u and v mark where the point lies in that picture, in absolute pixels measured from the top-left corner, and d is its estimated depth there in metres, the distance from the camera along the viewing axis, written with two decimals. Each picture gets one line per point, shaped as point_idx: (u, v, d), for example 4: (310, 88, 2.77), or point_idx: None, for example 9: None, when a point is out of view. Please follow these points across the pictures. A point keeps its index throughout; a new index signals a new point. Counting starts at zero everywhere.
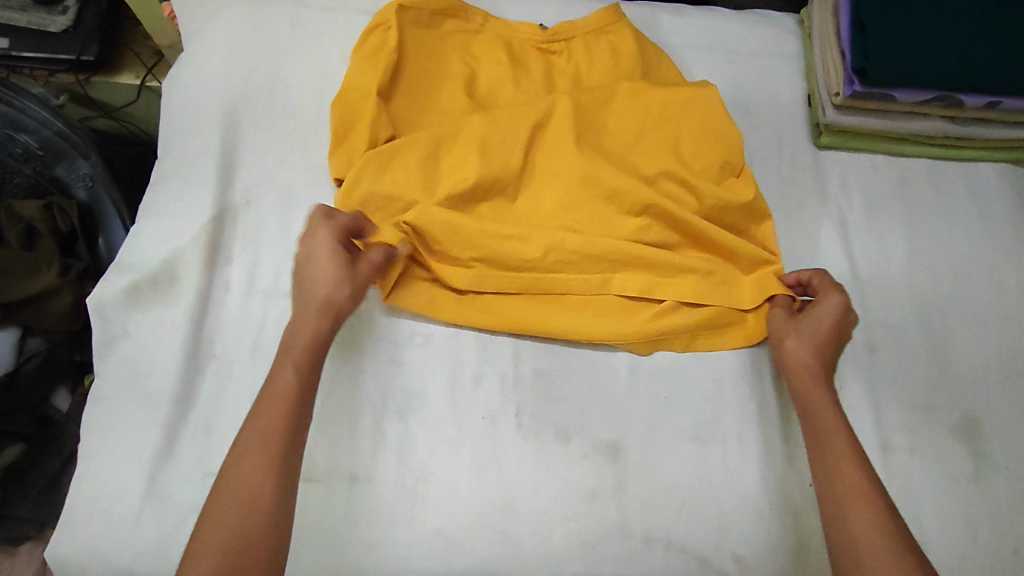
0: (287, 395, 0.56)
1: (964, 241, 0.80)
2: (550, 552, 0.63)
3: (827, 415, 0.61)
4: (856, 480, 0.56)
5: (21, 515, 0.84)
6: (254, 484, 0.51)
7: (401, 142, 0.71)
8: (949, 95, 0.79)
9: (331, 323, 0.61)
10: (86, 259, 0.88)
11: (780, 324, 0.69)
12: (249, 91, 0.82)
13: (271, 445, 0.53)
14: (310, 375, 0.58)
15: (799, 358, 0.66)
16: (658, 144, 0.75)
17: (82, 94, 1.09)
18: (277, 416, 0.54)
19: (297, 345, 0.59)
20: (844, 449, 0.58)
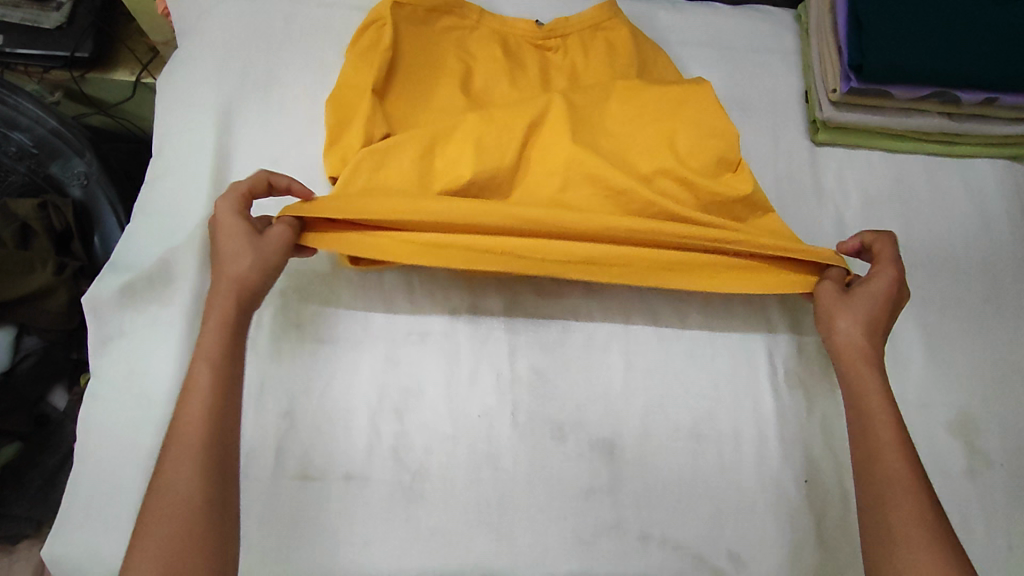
0: (204, 390, 0.53)
1: (961, 238, 0.80)
2: (546, 549, 0.63)
3: (875, 400, 0.60)
4: (900, 472, 0.55)
5: (19, 513, 0.84)
6: (183, 487, 0.49)
7: (395, 139, 0.71)
8: (946, 92, 0.79)
9: (237, 301, 0.58)
10: (82, 258, 0.88)
11: (830, 300, 0.66)
12: (244, 89, 0.81)
13: (195, 444, 0.51)
14: (228, 367, 0.55)
15: (850, 336, 0.63)
16: (655, 140, 0.75)
17: (77, 91, 1.08)
18: (198, 412, 0.52)
19: (208, 339, 0.56)
20: (884, 441, 0.57)
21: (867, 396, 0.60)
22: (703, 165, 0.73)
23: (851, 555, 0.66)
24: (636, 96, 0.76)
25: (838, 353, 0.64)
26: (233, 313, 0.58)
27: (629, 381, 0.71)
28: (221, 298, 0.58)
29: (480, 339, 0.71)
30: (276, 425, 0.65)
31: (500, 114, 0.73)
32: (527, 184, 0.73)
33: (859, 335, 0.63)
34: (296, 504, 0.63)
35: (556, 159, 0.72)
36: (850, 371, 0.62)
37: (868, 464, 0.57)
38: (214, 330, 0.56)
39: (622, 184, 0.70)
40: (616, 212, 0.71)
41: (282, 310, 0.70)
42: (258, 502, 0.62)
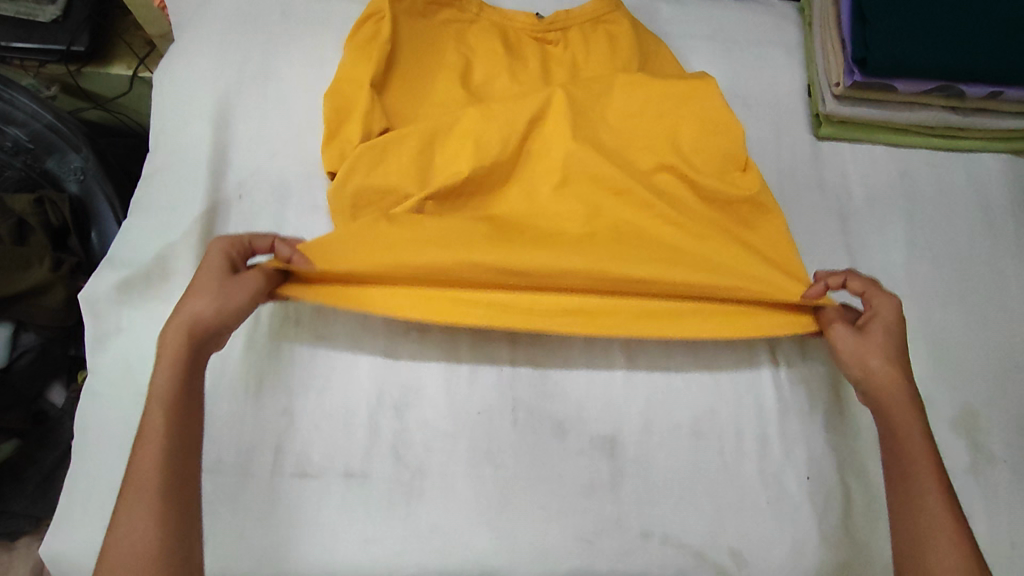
0: (160, 432, 0.51)
1: (965, 234, 0.80)
2: (547, 547, 0.63)
3: (914, 441, 0.58)
4: (942, 517, 0.53)
5: (17, 510, 0.84)
6: (135, 542, 0.47)
7: (394, 134, 0.70)
8: (950, 86, 0.78)
9: (188, 337, 0.55)
10: (80, 254, 0.88)
11: (851, 339, 0.63)
12: (242, 83, 0.81)
13: (147, 494, 0.48)
14: (185, 411, 0.53)
15: (881, 378, 0.61)
16: (661, 145, 0.74)
17: (74, 85, 1.07)
18: (153, 459, 0.50)
19: (159, 385, 0.53)
20: (921, 483, 0.55)
21: (904, 437, 0.58)
22: (708, 165, 0.73)
23: (854, 552, 0.65)
24: (640, 89, 0.75)
25: (872, 394, 0.62)
26: (184, 354, 0.55)
27: (629, 377, 0.70)
28: (171, 335, 0.55)
29: (480, 335, 0.71)
30: (276, 422, 0.65)
31: (501, 118, 0.72)
32: (530, 194, 0.71)
33: (890, 373, 0.61)
34: (296, 501, 0.63)
35: (561, 172, 0.71)
36: (886, 408, 0.60)
37: (908, 508, 0.55)
38: (166, 371, 0.54)
39: (628, 200, 0.70)
40: (624, 225, 0.70)
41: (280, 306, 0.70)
42: (260, 497, 0.63)
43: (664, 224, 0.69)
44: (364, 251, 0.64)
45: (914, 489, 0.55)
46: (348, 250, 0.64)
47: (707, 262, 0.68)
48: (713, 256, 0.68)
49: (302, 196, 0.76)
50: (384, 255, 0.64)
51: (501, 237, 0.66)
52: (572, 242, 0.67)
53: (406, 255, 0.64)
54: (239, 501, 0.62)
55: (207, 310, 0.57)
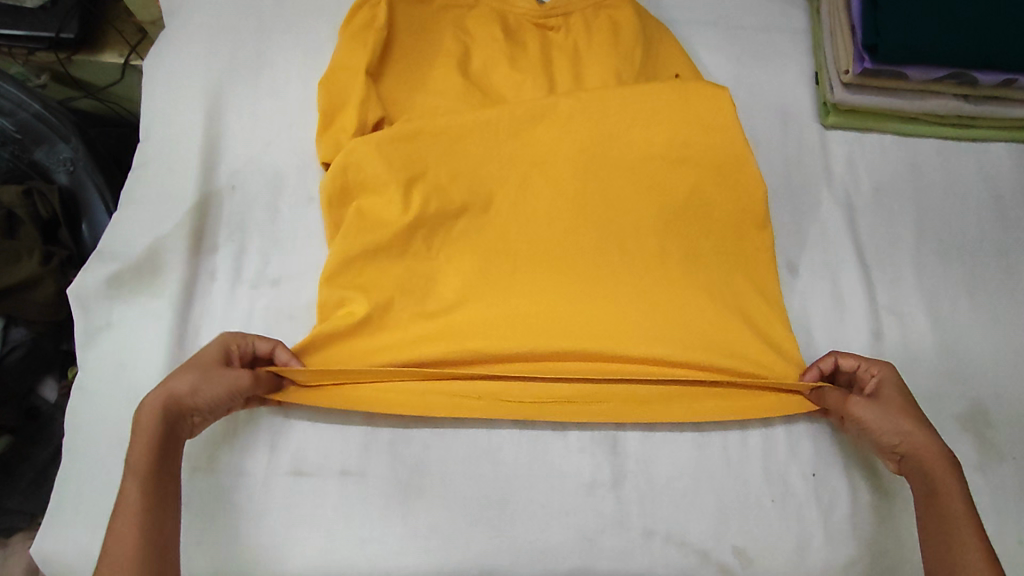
0: (134, 503, 0.51)
1: (975, 225, 0.78)
2: (549, 546, 0.62)
3: (956, 500, 0.56)
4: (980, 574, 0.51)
5: (11, 507, 0.83)
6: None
7: (387, 132, 0.69)
8: (963, 73, 0.76)
9: (162, 412, 0.55)
10: (70, 246, 0.86)
11: (875, 406, 0.61)
12: (235, 72, 0.78)
13: (122, 560, 0.48)
14: (161, 481, 0.53)
15: (920, 441, 0.59)
16: (672, 191, 0.71)
17: (64, 73, 1.05)
18: (129, 526, 0.50)
19: (135, 457, 0.53)
20: (961, 539, 0.54)
21: (944, 493, 0.56)
22: (720, 216, 0.71)
23: (861, 550, 0.63)
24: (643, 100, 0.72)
25: (915, 459, 0.59)
26: (158, 430, 0.55)
27: None
28: (146, 411, 0.55)
29: None
30: (271, 419, 0.64)
31: (506, 173, 0.71)
32: (535, 257, 0.69)
33: (925, 435, 0.59)
34: (290, 499, 0.62)
35: (565, 234, 0.69)
36: (927, 467, 0.58)
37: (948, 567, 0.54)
38: (141, 443, 0.54)
39: (635, 265, 0.69)
40: (633, 294, 0.68)
41: (276, 302, 0.69)
42: (254, 495, 0.61)
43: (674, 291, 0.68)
44: (371, 343, 0.66)
45: (952, 546, 0.54)
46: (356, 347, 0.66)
47: (706, 322, 0.68)
48: (718, 329, 0.68)
49: (297, 187, 0.74)
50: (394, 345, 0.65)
51: (508, 318, 0.66)
52: (579, 318, 0.67)
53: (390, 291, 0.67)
54: (234, 498, 0.61)
55: (188, 392, 0.57)
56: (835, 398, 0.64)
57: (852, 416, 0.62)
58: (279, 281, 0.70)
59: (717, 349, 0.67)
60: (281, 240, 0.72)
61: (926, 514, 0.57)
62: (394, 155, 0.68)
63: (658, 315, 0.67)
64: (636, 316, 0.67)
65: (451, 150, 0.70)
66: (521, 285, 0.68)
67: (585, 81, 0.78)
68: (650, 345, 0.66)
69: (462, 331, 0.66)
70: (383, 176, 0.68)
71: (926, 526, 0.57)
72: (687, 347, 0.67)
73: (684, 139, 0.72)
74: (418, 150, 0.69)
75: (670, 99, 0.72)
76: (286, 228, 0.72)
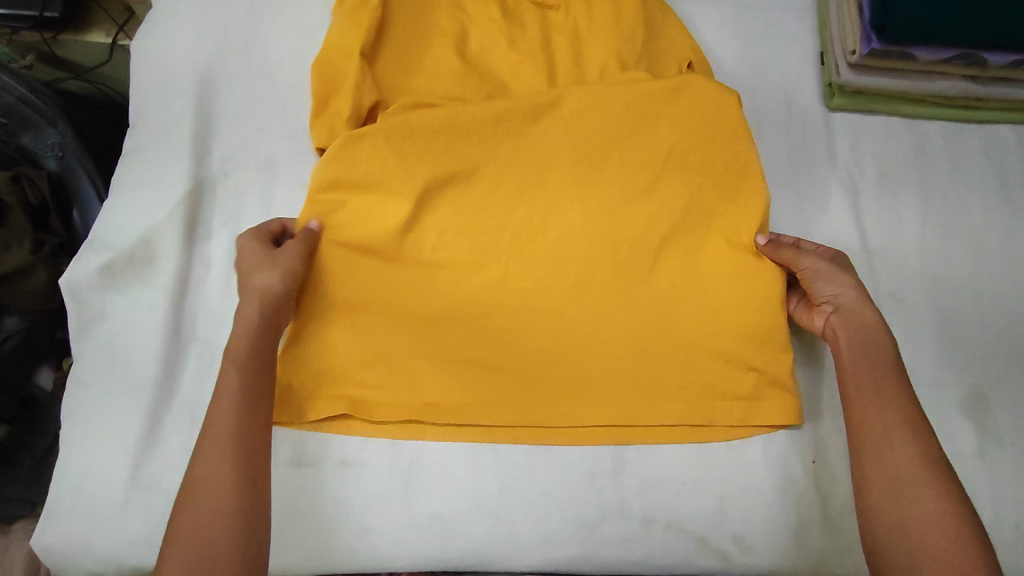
0: (232, 390, 0.55)
1: (979, 207, 0.77)
2: (549, 534, 0.62)
3: (888, 351, 0.60)
4: (910, 423, 0.55)
5: (10, 495, 0.81)
6: (216, 477, 0.51)
7: (382, 127, 0.68)
8: (973, 53, 0.74)
9: (259, 304, 0.60)
10: (61, 234, 0.84)
11: (819, 262, 0.65)
12: (226, 54, 0.76)
13: (223, 435, 0.53)
14: (257, 367, 0.57)
15: (846, 298, 0.63)
16: (669, 196, 0.70)
17: (51, 54, 1.02)
18: (227, 407, 0.55)
19: (236, 345, 0.58)
20: (891, 399, 0.57)
21: (880, 349, 0.60)
22: (720, 224, 0.70)
23: (856, 538, 0.64)
24: (646, 96, 0.71)
25: (844, 313, 0.63)
26: (256, 320, 0.59)
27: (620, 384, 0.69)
28: (246, 303, 0.60)
29: None
30: None
31: (501, 169, 0.70)
32: (530, 258, 0.69)
33: (855, 295, 0.63)
34: (291, 490, 0.62)
35: (559, 239, 0.69)
36: (853, 320, 0.62)
37: (882, 418, 0.56)
38: (241, 330, 0.59)
39: (628, 273, 0.69)
40: (624, 302, 0.68)
41: None
42: None
43: (663, 299, 0.68)
44: (366, 346, 0.64)
45: (885, 399, 0.57)
46: (357, 339, 0.65)
47: (694, 331, 0.67)
48: (711, 332, 0.67)
49: (290, 174, 0.72)
50: (387, 351, 0.65)
51: (497, 323, 0.67)
52: (567, 325, 0.67)
53: (382, 295, 0.67)
54: None
55: (269, 273, 0.62)
56: (791, 252, 0.66)
57: (804, 267, 0.66)
58: None
59: (709, 359, 0.66)
60: None
61: (858, 362, 0.60)
62: (387, 154, 0.68)
63: (647, 325, 0.67)
64: (623, 321, 0.67)
65: (449, 146, 0.69)
66: (513, 290, 0.68)
67: (586, 65, 0.76)
68: (637, 356, 0.66)
69: (455, 335, 0.66)
70: (375, 176, 0.68)
71: (862, 376, 0.59)
72: (680, 352, 0.67)
73: (683, 137, 0.71)
74: (414, 146, 0.68)
75: (671, 93, 0.71)
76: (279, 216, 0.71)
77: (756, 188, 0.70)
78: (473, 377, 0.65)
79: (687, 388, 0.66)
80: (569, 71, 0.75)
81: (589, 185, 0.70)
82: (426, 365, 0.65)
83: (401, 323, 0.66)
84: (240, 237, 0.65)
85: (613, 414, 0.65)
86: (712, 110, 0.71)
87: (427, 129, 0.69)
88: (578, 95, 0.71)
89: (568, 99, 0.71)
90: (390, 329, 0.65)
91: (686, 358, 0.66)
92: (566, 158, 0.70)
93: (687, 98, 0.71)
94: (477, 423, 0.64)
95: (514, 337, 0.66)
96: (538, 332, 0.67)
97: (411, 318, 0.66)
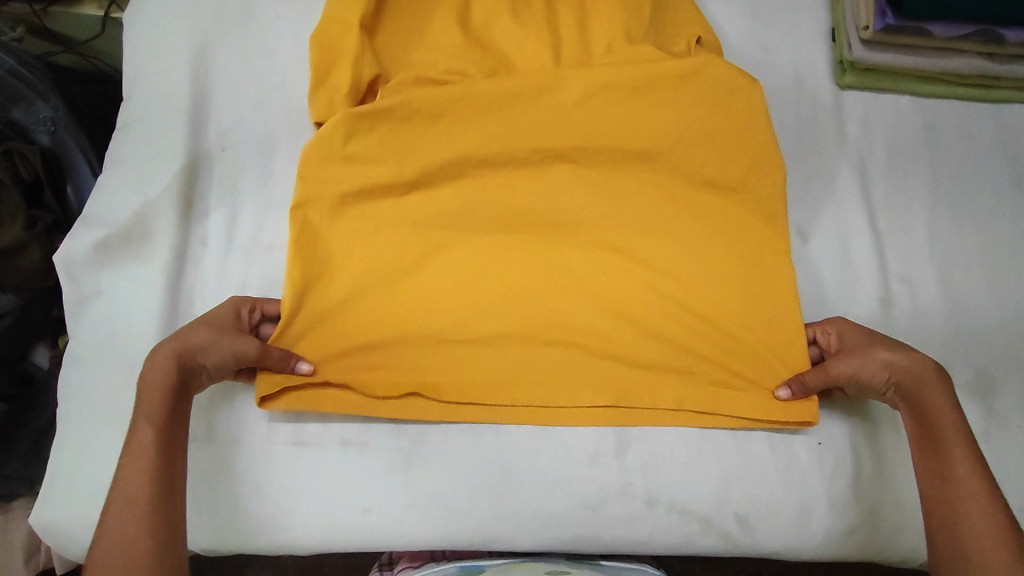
0: (147, 450, 0.51)
1: (990, 189, 0.75)
2: (551, 514, 0.62)
3: (946, 416, 0.57)
4: (970, 476, 0.53)
5: (10, 474, 0.80)
6: (122, 563, 0.45)
7: (381, 104, 0.66)
8: (990, 30, 0.72)
9: (178, 364, 0.55)
10: (55, 210, 0.83)
11: (850, 357, 0.61)
12: (222, 25, 0.74)
13: (138, 503, 0.48)
14: (173, 427, 0.53)
15: (896, 371, 0.59)
16: (671, 175, 0.69)
17: (42, 26, 0.99)
18: (143, 466, 0.50)
19: (148, 400, 0.54)
20: (952, 426, 0.56)
21: (935, 409, 0.57)
22: (722, 203, 0.69)
23: (861, 517, 0.63)
24: (650, 68, 0.69)
25: (905, 387, 0.59)
26: (173, 377, 0.55)
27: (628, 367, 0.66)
28: (160, 357, 0.55)
29: None
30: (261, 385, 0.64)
31: (498, 145, 0.68)
32: (530, 240, 0.68)
33: (904, 352, 0.59)
34: (290, 469, 0.61)
35: (563, 223, 0.68)
36: (919, 391, 0.58)
37: (937, 466, 0.56)
38: (152, 389, 0.54)
39: (633, 256, 0.67)
40: (626, 283, 0.67)
41: (271, 270, 0.67)
42: (254, 466, 0.61)
43: (668, 280, 0.67)
44: (368, 324, 0.64)
45: (941, 445, 0.56)
46: (355, 322, 0.64)
47: (699, 311, 0.66)
48: (716, 310, 0.66)
49: (289, 149, 0.70)
50: (387, 332, 0.64)
51: (499, 306, 0.65)
52: (568, 307, 0.66)
53: (381, 277, 0.65)
54: (241, 472, 0.61)
55: (203, 347, 0.57)
56: (817, 373, 0.61)
57: (840, 375, 0.61)
58: (274, 247, 0.68)
59: (710, 339, 0.65)
60: (273, 203, 0.69)
61: (919, 434, 0.58)
62: (386, 136, 0.67)
63: (652, 308, 0.66)
64: (624, 301, 0.66)
65: (456, 127, 0.68)
66: (514, 271, 0.66)
67: (591, 38, 0.74)
68: (638, 336, 0.65)
69: (455, 316, 0.65)
70: (375, 154, 0.67)
71: (921, 447, 0.58)
72: (683, 332, 0.65)
73: (688, 114, 0.69)
74: (417, 129, 0.68)
75: (677, 63, 0.69)
76: (279, 194, 0.69)
77: (772, 168, 0.68)
78: (472, 358, 0.64)
79: (685, 367, 0.65)
80: (575, 46, 0.73)
81: (589, 163, 0.69)
82: (423, 344, 0.64)
83: (400, 303, 0.65)
84: (223, 302, 0.62)
85: (616, 396, 0.64)
86: (727, 90, 0.69)
87: (428, 108, 0.68)
88: (585, 73, 0.69)
89: (574, 73, 0.69)
90: (388, 310, 0.65)
91: (688, 338, 0.65)
92: (567, 134, 0.69)
93: (700, 72, 0.69)
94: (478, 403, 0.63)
95: (516, 318, 0.65)
96: (541, 314, 0.66)
97: (409, 301, 0.65)
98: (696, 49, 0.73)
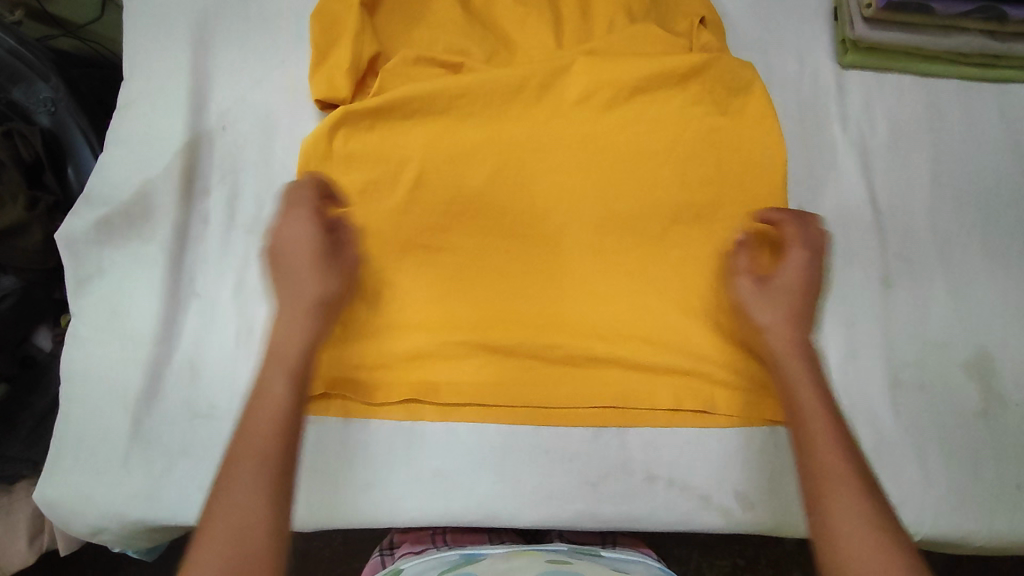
0: (278, 404, 0.52)
1: (991, 168, 0.75)
2: (551, 490, 0.62)
3: (803, 392, 0.55)
4: (831, 443, 0.52)
5: (14, 455, 0.79)
6: (246, 518, 0.47)
7: (384, 100, 0.66)
8: (991, 6, 0.73)
9: (321, 320, 0.57)
10: (56, 191, 0.84)
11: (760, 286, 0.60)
12: (221, 3, 0.74)
13: (267, 461, 0.49)
14: (304, 384, 0.54)
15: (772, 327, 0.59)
16: (673, 171, 0.68)
17: (41, 10, 0.99)
18: (270, 422, 0.51)
19: (290, 353, 0.55)
20: (814, 395, 0.55)
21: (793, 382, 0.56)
22: (724, 200, 0.68)
23: None
24: (651, 60, 0.68)
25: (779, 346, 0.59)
26: (316, 331, 0.57)
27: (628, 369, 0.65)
28: (303, 320, 0.56)
29: None
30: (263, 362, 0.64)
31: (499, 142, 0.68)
32: (532, 239, 0.67)
33: (787, 324, 0.59)
34: None
35: (563, 220, 0.67)
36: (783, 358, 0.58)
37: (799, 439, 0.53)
38: (295, 344, 0.55)
39: (634, 255, 0.66)
40: (626, 284, 0.66)
41: None
42: None
43: (670, 280, 0.66)
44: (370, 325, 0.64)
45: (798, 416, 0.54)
46: (355, 322, 0.64)
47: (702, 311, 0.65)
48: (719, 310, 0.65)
49: (290, 129, 0.71)
50: (388, 333, 0.64)
51: (503, 306, 0.65)
52: (570, 308, 0.65)
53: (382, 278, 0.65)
54: None
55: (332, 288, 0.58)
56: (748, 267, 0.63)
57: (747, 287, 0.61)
58: None
59: (712, 338, 0.65)
60: (273, 182, 0.69)
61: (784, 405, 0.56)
62: (387, 133, 0.67)
63: (653, 308, 0.65)
64: (626, 302, 0.65)
65: (455, 122, 0.68)
66: (515, 272, 0.66)
67: (593, 16, 0.73)
68: (640, 338, 0.64)
69: (456, 316, 0.64)
70: (376, 150, 0.67)
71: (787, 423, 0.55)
72: (686, 334, 0.64)
73: (688, 111, 0.69)
74: (418, 127, 0.68)
75: (679, 59, 0.68)
76: (280, 173, 0.69)
77: (772, 167, 0.68)
78: (474, 360, 0.63)
79: (687, 370, 0.64)
80: (576, 24, 0.73)
81: (590, 159, 0.68)
82: (423, 346, 0.63)
83: (401, 304, 0.64)
84: (298, 208, 0.59)
85: (619, 398, 0.63)
86: (726, 89, 0.70)
87: (429, 105, 0.67)
88: (587, 60, 0.68)
89: (576, 65, 0.68)
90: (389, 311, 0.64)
91: (690, 339, 0.64)
92: (568, 129, 0.68)
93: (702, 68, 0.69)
94: (480, 404, 0.63)
95: (518, 320, 0.65)
96: (546, 318, 0.65)
97: (410, 303, 0.64)
98: (698, 29, 0.72)
